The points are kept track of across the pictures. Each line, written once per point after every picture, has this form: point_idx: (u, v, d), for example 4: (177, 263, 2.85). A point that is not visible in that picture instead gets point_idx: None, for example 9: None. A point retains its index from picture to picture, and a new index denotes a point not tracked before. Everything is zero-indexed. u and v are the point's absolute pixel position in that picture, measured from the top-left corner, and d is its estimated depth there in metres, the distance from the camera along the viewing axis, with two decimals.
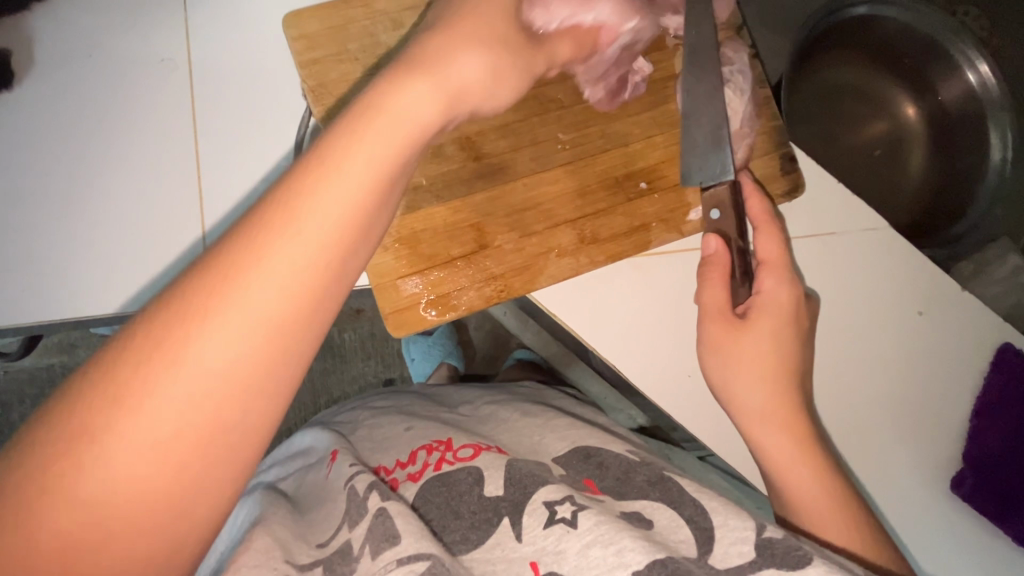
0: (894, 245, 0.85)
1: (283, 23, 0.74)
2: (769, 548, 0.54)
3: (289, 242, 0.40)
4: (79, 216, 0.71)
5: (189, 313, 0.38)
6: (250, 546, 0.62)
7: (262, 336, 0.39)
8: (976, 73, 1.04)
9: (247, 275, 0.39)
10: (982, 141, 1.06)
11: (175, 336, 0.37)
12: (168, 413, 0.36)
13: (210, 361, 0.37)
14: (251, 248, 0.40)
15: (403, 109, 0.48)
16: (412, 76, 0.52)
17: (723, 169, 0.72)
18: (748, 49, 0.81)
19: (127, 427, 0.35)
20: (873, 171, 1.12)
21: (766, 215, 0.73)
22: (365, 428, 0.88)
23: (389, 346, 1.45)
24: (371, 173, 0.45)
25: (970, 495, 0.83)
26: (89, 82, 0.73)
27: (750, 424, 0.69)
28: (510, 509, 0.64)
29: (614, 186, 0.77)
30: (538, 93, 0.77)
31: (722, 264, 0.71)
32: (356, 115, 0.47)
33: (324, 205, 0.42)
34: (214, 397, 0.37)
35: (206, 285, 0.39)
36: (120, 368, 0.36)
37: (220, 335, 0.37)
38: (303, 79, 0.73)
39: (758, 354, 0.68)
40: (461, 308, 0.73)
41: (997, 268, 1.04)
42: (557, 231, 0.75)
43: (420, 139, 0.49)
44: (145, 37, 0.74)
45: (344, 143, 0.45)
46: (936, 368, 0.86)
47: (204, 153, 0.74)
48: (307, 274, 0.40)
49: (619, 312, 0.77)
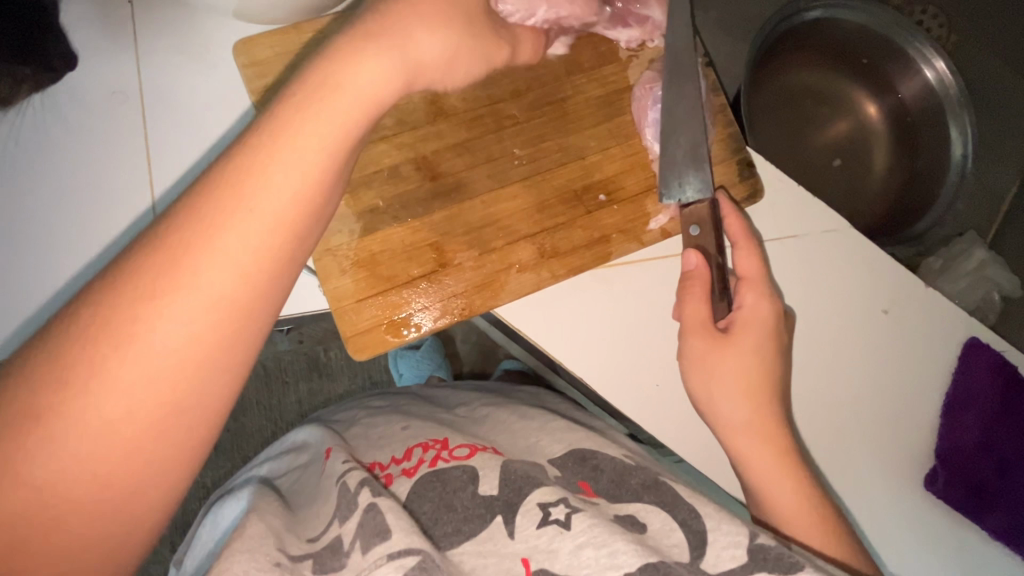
0: (857, 244, 0.86)
1: (233, 51, 0.74)
2: (761, 552, 0.55)
3: (226, 240, 0.43)
4: (38, 255, 0.69)
5: (139, 297, 0.40)
6: (245, 532, 0.62)
7: (214, 316, 0.42)
8: (933, 70, 1.06)
9: (190, 267, 0.41)
10: (943, 137, 1.08)
11: (127, 317, 0.40)
12: (130, 381, 0.39)
13: (162, 334, 0.40)
14: (193, 244, 0.42)
15: (360, 80, 0.51)
16: (377, 42, 0.54)
17: (704, 186, 0.75)
18: (699, 58, 0.81)
19: (95, 400, 0.38)
20: (836, 173, 1.14)
21: (745, 232, 0.74)
22: (360, 426, 0.89)
23: (374, 361, 1.45)
24: (322, 152, 0.48)
25: (944, 491, 0.83)
26: (40, 119, 0.71)
27: (739, 443, 0.68)
28: (503, 507, 0.63)
29: (573, 200, 0.77)
30: (492, 111, 0.77)
31: (702, 280, 0.71)
32: (311, 89, 0.50)
33: (273, 185, 0.46)
34: (171, 370, 0.40)
35: (158, 268, 0.41)
36: (76, 351, 0.39)
37: (172, 316, 0.40)
38: (255, 106, 0.73)
39: (744, 367, 0.69)
40: (423, 329, 0.73)
41: (964, 262, 1.08)
42: (516, 247, 0.75)
43: (374, 109, 0.53)
44: (96, 69, 0.73)
45: (266, 143, 0.47)
46: (905, 365, 0.86)
47: (159, 180, 0.73)
48: (256, 257, 0.44)
49: (587, 321, 0.77)
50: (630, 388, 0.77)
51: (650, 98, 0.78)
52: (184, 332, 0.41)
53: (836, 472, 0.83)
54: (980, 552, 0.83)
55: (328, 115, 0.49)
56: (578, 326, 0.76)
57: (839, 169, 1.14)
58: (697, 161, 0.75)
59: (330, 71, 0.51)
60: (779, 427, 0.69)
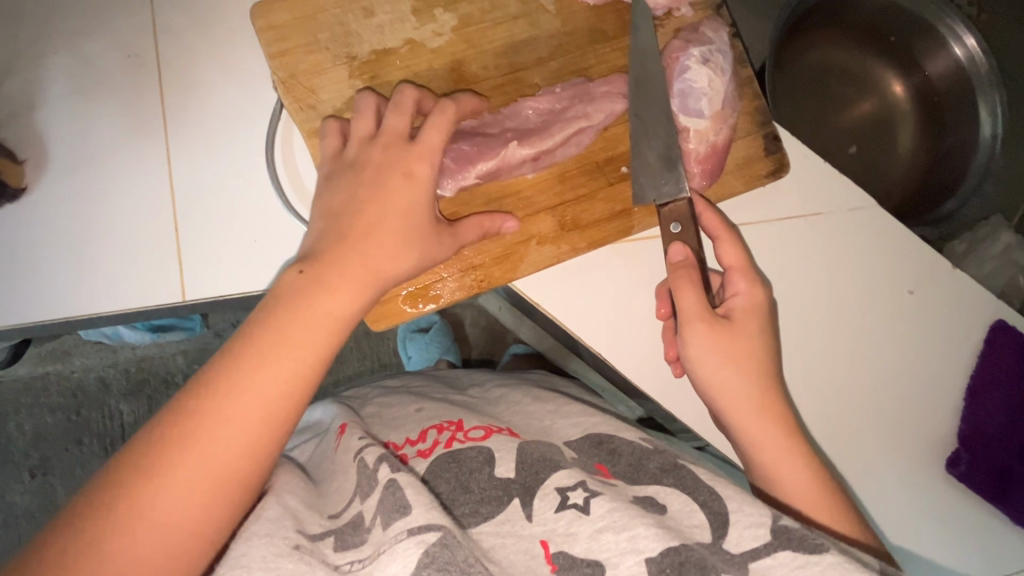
0: (882, 224, 0.84)
1: (250, 13, 0.72)
2: (786, 532, 0.53)
3: (218, 429, 0.51)
4: (52, 222, 0.68)
5: (155, 479, 0.49)
6: (261, 514, 0.60)
7: (212, 489, 0.50)
8: (963, 47, 1.03)
9: (198, 450, 0.50)
10: (972, 118, 1.05)
11: (200, 419, 0.51)
12: (196, 472, 0.49)
13: (228, 430, 0.51)
14: (203, 422, 0.51)
15: (398, 199, 0.63)
16: (401, 162, 0.65)
17: (678, 187, 0.72)
18: (727, 27, 0.79)
19: (164, 489, 0.49)
20: (852, 159, 1.11)
21: (722, 225, 0.71)
22: (375, 405, 0.89)
23: (384, 343, 1.44)
24: (377, 265, 0.61)
25: (966, 474, 0.82)
26: (55, 80, 0.70)
27: (743, 422, 0.66)
28: (520, 491, 0.63)
29: (594, 171, 0.76)
30: (513, 80, 0.76)
31: (694, 269, 0.66)
32: (362, 211, 0.63)
33: (325, 301, 0.58)
34: (177, 538, 0.48)
35: (227, 377, 0.53)
36: (156, 450, 0.50)
37: (229, 416, 0.51)
38: (272, 71, 0.72)
39: (749, 351, 0.66)
40: (442, 299, 0.72)
41: (991, 245, 1.06)
42: (537, 218, 0.74)
43: (414, 216, 0.64)
44: (107, 36, 0.72)
45: (271, 333, 0.55)
46: (928, 350, 0.85)
47: (173, 146, 0.71)
48: (307, 358, 0.55)
49: (606, 293, 0.75)
50: (648, 366, 0.76)
51: (676, 67, 0.76)
52: (196, 493, 0.49)
53: (853, 458, 0.82)
54: (996, 539, 0.83)
55: (325, 307, 0.57)
56: (600, 301, 0.75)
57: (855, 156, 1.11)
58: (671, 161, 0.73)
59: (335, 261, 0.60)
60: (784, 406, 0.67)
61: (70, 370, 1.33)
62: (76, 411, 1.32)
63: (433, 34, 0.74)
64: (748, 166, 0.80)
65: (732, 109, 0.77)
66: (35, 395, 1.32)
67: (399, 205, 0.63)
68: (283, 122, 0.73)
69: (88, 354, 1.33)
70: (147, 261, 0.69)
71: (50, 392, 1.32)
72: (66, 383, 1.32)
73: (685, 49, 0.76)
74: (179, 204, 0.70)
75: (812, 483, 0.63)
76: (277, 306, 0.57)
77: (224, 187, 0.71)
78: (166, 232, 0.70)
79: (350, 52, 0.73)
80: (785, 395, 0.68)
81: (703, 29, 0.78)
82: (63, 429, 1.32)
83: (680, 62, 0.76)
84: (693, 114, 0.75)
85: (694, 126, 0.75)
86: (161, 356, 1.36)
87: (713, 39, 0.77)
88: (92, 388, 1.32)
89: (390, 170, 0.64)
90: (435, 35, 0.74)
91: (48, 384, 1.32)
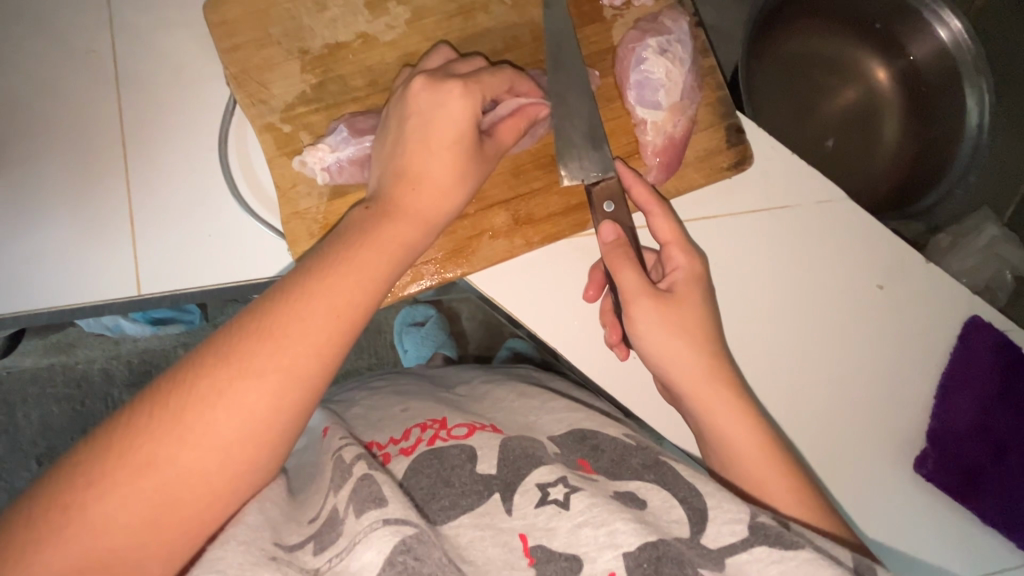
0: (852, 218, 0.82)
1: (204, 8, 0.72)
2: (763, 528, 0.53)
3: (272, 353, 0.51)
4: (14, 217, 0.70)
5: (207, 396, 0.49)
6: (240, 518, 0.55)
7: (263, 413, 0.50)
8: (947, 30, 0.97)
9: (253, 372, 0.50)
10: (959, 105, 0.99)
11: (258, 343, 0.51)
12: (249, 394, 0.50)
13: (286, 356, 0.51)
14: (257, 346, 0.51)
15: (445, 128, 0.63)
16: (452, 85, 0.63)
17: (604, 165, 0.71)
18: (688, 17, 0.78)
19: (216, 408, 0.49)
20: (829, 153, 1.08)
21: (653, 197, 0.70)
22: (361, 407, 0.89)
23: (381, 337, 1.45)
24: (422, 213, 0.63)
25: (933, 473, 0.80)
26: (19, 79, 0.71)
27: (697, 403, 0.65)
28: (501, 486, 0.61)
29: (549, 165, 0.75)
30: None
31: (625, 249, 0.67)
32: (412, 144, 0.64)
33: (377, 246, 0.59)
34: (219, 455, 0.49)
35: (286, 305, 0.53)
36: (212, 366, 0.50)
37: (284, 344, 0.52)
38: (224, 66, 0.72)
39: (695, 319, 0.66)
40: (401, 290, 0.72)
41: (974, 238, 1.03)
42: (490, 213, 0.73)
43: (462, 150, 0.64)
44: (71, 33, 0.73)
45: (329, 269, 0.56)
46: (900, 348, 0.83)
47: (133, 140, 0.72)
48: (359, 298, 0.56)
49: (561, 288, 0.75)
50: (611, 355, 0.75)
51: (632, 58, 0.75)
52: (248, 415, 0.50)
53: (829, 455, 0.81)
54: (974, 539, 0.81)
55: (351, 276, 0.56)
56: (563, 295, 0.75)
57: (831, 150, 1.08)
58: (595, 141, 0.72)
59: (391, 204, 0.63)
60: (737, 385, 0.66)
61: (75, 361, 1.36)
62: (81, 401, 1.35)
63: (386, 27, 0.73)
64: (709, 159, 0.79)
65: (691, 101, 0.76)
66: (42, 384, 1.35)
67: (450, 132, 0.63)
68: (237, 117, 0.73)
69: (91, 345, 1.36)
70: (107, 254, 0.70)
71: (55, 382, 1.35)
72: (72, 373, 1.36)
73: (641, 40, 0.75)
74: (137, 198, 0.71)
75: (774, 471, 0.62)
76: (335, 247, 0.58)
77: (184, 179, 0.72)
78: (123, 225, 0.71)
79: (303, 47, 0.73)
80: (736, 370, 0.68)
81: (662, 19, 0.77)
82: (69, 418, 1.35)
83: (637, 53, 0.74)
84: (649, 107, 0.74)
85: (651, 119, 0.74)
86: (162, 348, 1.38)
87: (672, 30, 0.76)
88: (97, 379, 1.35)
89: (424, 107, 0.64)
90: (389, 28, 0.73)
91: (54, 374, 1.35)
